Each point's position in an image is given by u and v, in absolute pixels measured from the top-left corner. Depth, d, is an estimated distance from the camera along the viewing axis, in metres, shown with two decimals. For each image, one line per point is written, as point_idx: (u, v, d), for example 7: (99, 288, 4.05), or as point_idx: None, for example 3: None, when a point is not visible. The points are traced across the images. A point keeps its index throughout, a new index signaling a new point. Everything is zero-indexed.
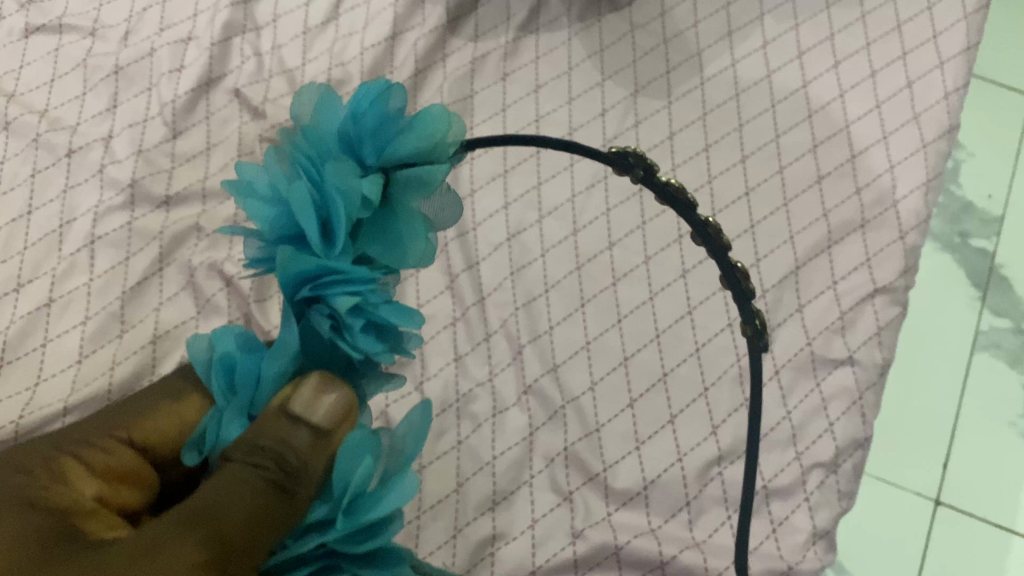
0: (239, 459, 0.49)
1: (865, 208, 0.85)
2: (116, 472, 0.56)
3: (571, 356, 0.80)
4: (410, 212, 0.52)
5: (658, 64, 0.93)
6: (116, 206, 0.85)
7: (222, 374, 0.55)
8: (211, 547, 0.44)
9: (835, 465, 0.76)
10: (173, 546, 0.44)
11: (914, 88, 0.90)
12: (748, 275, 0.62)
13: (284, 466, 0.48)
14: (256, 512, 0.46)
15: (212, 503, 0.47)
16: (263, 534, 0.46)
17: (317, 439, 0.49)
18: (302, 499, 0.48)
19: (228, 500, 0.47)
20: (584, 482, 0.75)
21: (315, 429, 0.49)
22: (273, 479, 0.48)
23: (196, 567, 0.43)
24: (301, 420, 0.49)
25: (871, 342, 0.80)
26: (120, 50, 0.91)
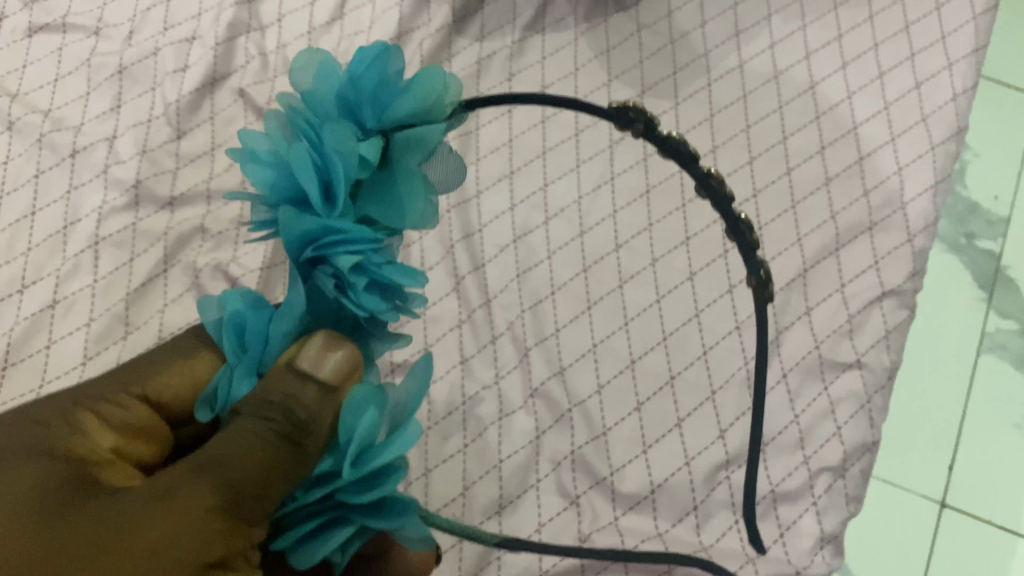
0: (249, 413, 0.49)
1: (873, 210, 0.85)
2: (134, 426, 0.56)
3: (578, 359, 0.80)
4: (410, 173, 0.51)
5: (665, 64, 0.93)
6: (120, 207, 0.84)
7: (232, 334, 0.53)
8: (223, 493, 0.46)
9: (844, 470, 0.76)
10: (187, 491, 0.46)
11: (922, 89, 0.89)
12: (752, 227, 0.64)
13: (292, 419, 0.48)
14: (263, 467, 0.47)
15: (222, 455, 0.47)
16: (273, 484, 0.47)
17: (325, 395, 0.49)
18: (311, 452, 0.48)
19: (237, 453, 0.47)
20: (591, 486, 0.75)
21: (323, 386, 0.49)
22: (281, 433, 0.48)
23: (210, 511, 0.46)
24: (309, 376, 0.48)
25: (880, 345, 0.80)
26: (124, 49, 0.91)
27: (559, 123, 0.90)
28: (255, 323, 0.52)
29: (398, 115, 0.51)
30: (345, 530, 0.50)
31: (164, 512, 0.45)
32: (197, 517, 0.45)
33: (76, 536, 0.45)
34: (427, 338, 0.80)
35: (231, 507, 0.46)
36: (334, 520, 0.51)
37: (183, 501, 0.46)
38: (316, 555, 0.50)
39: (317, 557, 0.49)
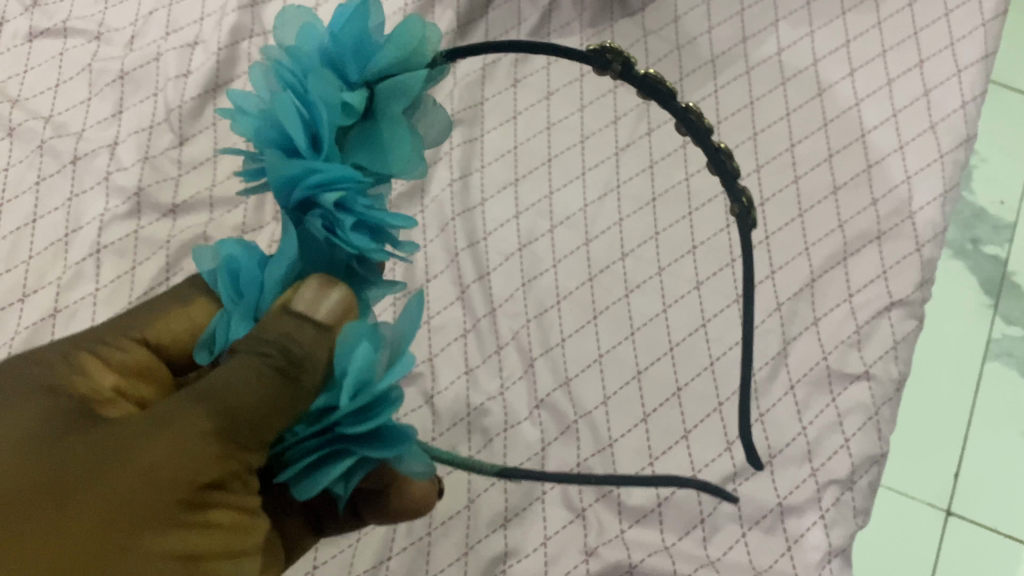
0: (245, 351, 0.49)
1: (882, 218, 0.84)
2: (133, 366, 0.57)
3: (584, 369, 0.79)
4: (393, 120, 0.54)
5: (672, 70, 0.92)
6: (122, 214, 0.84)
7: (227, 279, 0.54)
8: (220, 420, 0.47)
9: (851, 482, 0.75)
10: (184, 416, 0.47)
11: (931, 96, 0.89)
12: (731, 156, 0.67)
13: (289, 356, 0.49)
14: (264, 402, 0.48)
15: (220, 388, 0.48)
16: (273, 417, 0.48)
17: (321, 333, 0.50)
18: (307, 389, 0.49)
19: (236, 385, 0.48)
20: (597, 498, 0.75)
21: (319, 325, 0.50)
22: (278, 367, 0.48)
23: (207, 434, 0.47)
24: (306, 317, 0.50)
25: (887, 356, 0.79)
26: (126, 54, 0.90)
27: (564, 129, 0.89)
28: (248, 263, 0.53)
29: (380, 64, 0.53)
30: (343, 462, 0.49)
31: (161, 439, 0.46)
32: (195, 440, 0.46)
33: (75, 468, 0.45)
34: (432, 346, 0.80)
35: (229, 434, 0.47)
36: (332, 454, 0.50)
37: (179, 430, 0.47)
38: (315, 487, 0.49)
39: (318, 487, 0.49)
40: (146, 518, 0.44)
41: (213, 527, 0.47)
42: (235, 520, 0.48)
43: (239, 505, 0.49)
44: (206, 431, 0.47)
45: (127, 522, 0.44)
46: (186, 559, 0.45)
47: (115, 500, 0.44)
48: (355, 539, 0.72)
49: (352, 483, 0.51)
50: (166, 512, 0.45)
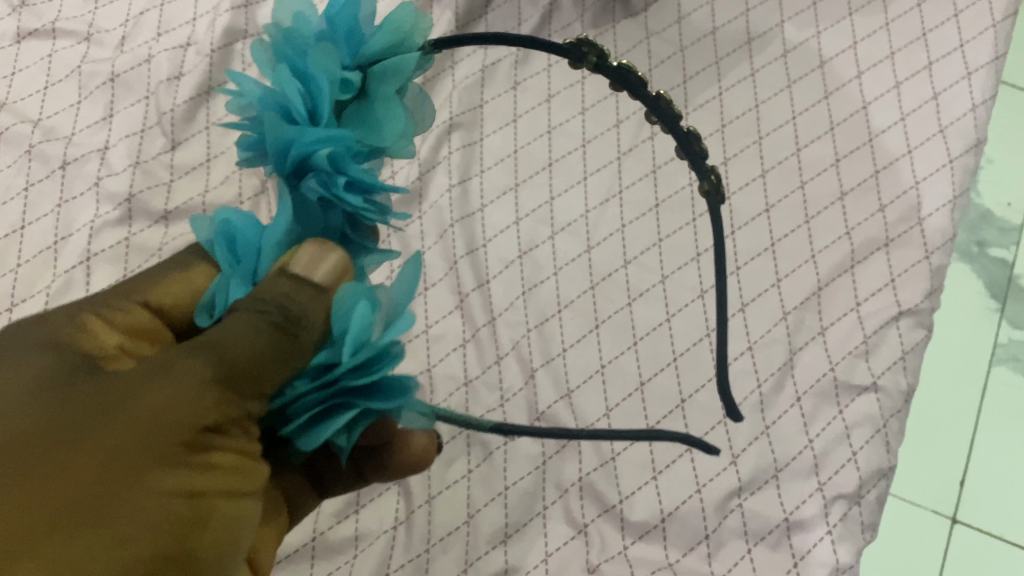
0: (245, 309, 0.47)
1: (890, 225, 0.82)
2: (138, 330, 0.54)
3: (586, 380, 0.78)
4: (387, 99, 0.53)
5: (675, 72, 0.90)
6: (113, 221, 0.82)
7: (223, 243, 0.54)
8: (213, 366, 0.44)
9: (859, 497, 0.74)
10: (185, 364, 0.44)
11: (940, 100, 0.87)
12: (700, 138, 0.66)
13: (287, 312, 0.47)
14: (259, 353, 0.45)
15: (215, 342, 0.46)
16: (271, 369, 0.46)
17: (317, 293, 0.49)
18: (304, 345, 0.47)
19: (236, 337, 0.45)
20: (599, 514, 0.73)
21: (317, 286, 0.49)
22: (277, 323, 0.46)
23: (208, 381, 0.44)
24: (302, 279, 0.49)
25: (896, 367, 0.77)
26: (116, 56, 0.88)
27: (565, 134, 0.88)
28: (250, 230, 0.53)
29: (373, 47, 0.53)
30: (345, 415, 0.47)
31: (162, 385, 0.43)
32: (197, 386, 0.44)
33: (62, 417, 0.42)
34: (432, 355, 0.78)
35: (227, 382, 0.45)
36: (334, 407, 0.48)
37: (173, 376, 0.44)
38: (317, 440, 0.47)
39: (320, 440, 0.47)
40: (142, 461, 0.41)
41: (213, 471, 0.43)
42: (236, 464, 0.45)
43: (240, 450, 0.46)
44: (199, 376, 0.44)
45: (121, 466, 0.40)
46: (186, 501, 0.42)
47: (107, 445, 0.41)
48: (352, 557, 0.71)
49: (355, 434, 0.49)
50: (163, 454, 0.41)
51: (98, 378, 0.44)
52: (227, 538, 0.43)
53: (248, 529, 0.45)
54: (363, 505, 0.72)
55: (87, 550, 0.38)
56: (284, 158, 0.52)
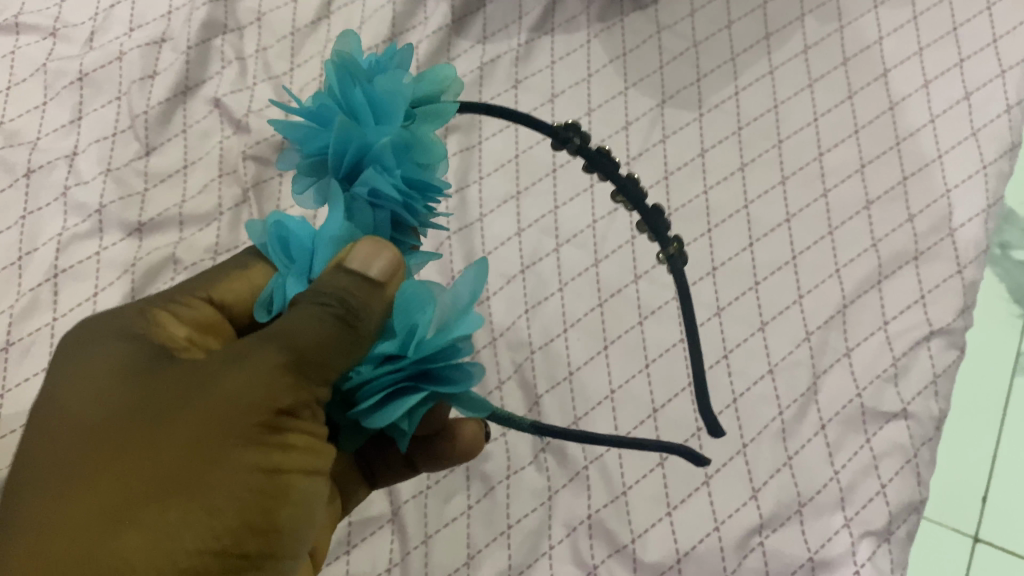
0: (305, 301, 0.44)
1: (919, 237, 0.77)
2: (203, 322, 0.54)
3: (595, 407, 0.72)
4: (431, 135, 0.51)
5: (688, 70, 0.84)
6: (83, 234, 0.75)
7: (276, 245, 0.50)
8: (282, 348, 0.43)
9: (888, 533, 0.69)
10: (254, 352, 0.43)
11: (972, 100, 0.81)
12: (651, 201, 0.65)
13: (347, 305, 0.43)
14: (323, 341, 0.43)
15: (283, 325, 0.43)
16: (339, 359, 0.44)
17: (373, 291, 0.44)
18: (365, 335, 0.44)
19: (297, 326, 0.43)
20: (610, 554, 0.68)
21: (369, 281, 0.44)
22: (337, 317, 0.43)
23: (276, 368, 0.43)
24: (356, 273, 0.44)
25: (927, 392, 0.72)
26: (85, 53, 0.81)
27: None
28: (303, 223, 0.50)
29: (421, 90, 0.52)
30: (412, 396, 0.43)
31: (232, 372, 0.43)
32: (266, 374, 0.43)
33: (146, 403, 0.43)
34: None
35: (300, 367, 0.43)
36: (397, 391, 0.44)
37: (247, 361, 0.43)
38: (380, 422, 0.43)
39: (385, 420, 0.42)
40: (223, 442, 0.41)
41: (290, 449, 0.43)
42: (313, 441, 0.45)
43: (314, 430, 0.45)
44: (271, 359, 0.43)
45: (202, 448, 0.41)
46: (265, 477, 0.42)
47: (187, 428, 0.41)
48: None
49: (415, 419, 0.44)
50: (239, 436, 0.42)
51: (179, 366, 0.45)
52: (304, 513, 0.44)
53: (322, 499, 0.46)
54: (354, 545, 0.67)
55: (183, 522, 0.40)
56: (338, 160, 0.49)
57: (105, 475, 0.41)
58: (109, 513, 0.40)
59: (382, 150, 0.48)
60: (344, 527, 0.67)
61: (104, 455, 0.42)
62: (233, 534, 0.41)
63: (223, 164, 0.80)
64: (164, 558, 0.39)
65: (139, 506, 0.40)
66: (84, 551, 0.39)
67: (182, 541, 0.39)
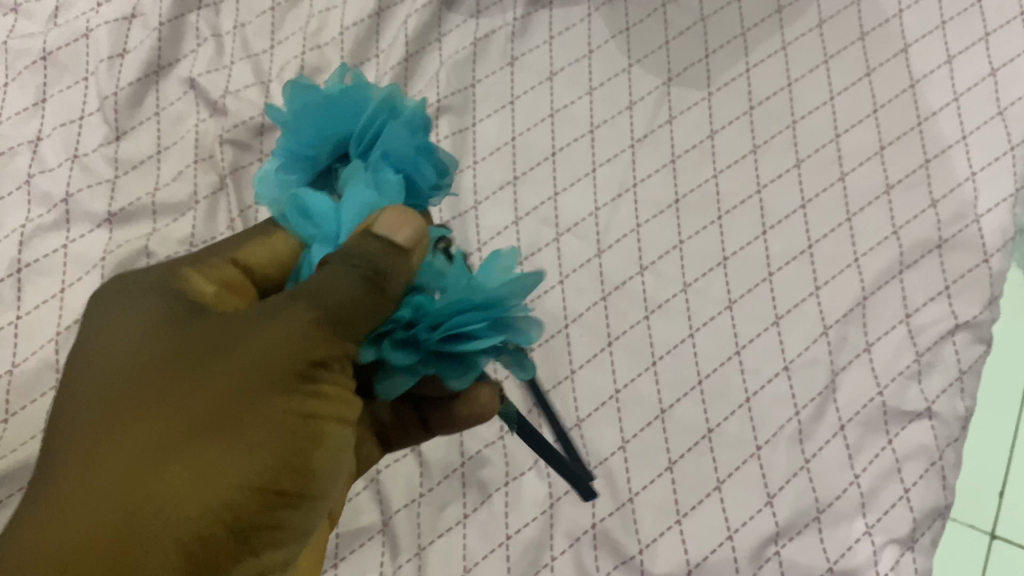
0: (336, 261, 0.40)
1: (943, 224, 0.72)
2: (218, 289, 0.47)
3: (599, 408, 0.67)
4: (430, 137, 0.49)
5: (696, 46, 0.78)
6: (48, 225, 0.70)
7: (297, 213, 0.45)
8: (314, 297, 0.39)
9: (913, 541, 0.64)
10: (283, 304, 0.40)
11: (998, 77, 0.76)
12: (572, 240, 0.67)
13: (372, 266, 0.39)
14: (352, 299, 0.39)
15: (311, 282, 0.40)
16: (366, 321, 0.40)
17: (396, 256, 0.40)
18: (394, 296, 0.40)
19: (326, 283, 0.39)
20: (616, 566, 0.63)
21: (393, 246, 0.40)
22: (364, 275, 0.39)
23: (306, 322, 0.39)
24: (374, 237, 0.40)
25: (952, 389, 0.68)
26: (48, 30, 0.75)
27: (570, 119, 0.77)
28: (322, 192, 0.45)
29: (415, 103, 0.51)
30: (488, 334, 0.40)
31: (260, 323, 0.39)
32: (297, 324, 0.39)
33: (171, 352, 0.39)
34: None
35: (330, 324, 0.39)
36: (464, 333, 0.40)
37: (281, 310, 0.39)
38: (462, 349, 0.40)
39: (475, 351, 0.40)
40: (254, 388, 0.38)
41: (324, 403, 0.40)
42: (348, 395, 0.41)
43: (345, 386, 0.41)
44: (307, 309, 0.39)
45: (235, 392, 0.37)
46: (302, 423, 0.38)
47: (218, 374, 0.38)
48: None
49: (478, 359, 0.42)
50: (273, 382, 0.38)
51: (202, 319, 0.41)
52: (338, 469, 0.40)
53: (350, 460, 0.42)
54: (342, 558, 0.63)
55: (217, 465, 0.36)
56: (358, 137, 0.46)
57: (129, 418, 0.37)
58: (139, 455, 0.36)
59: (412, 116, 0.46)
60: (331, 538, 0.63)
61: (125, 403, 0.38)
62: (271, 476, 0.37)
63: (199, 150, 0.74)
64: (203, 498, 0.35)
65: (170, 448, 0.36)
66: (103, 496, 0.35)
67: (219, 481, 0.36)
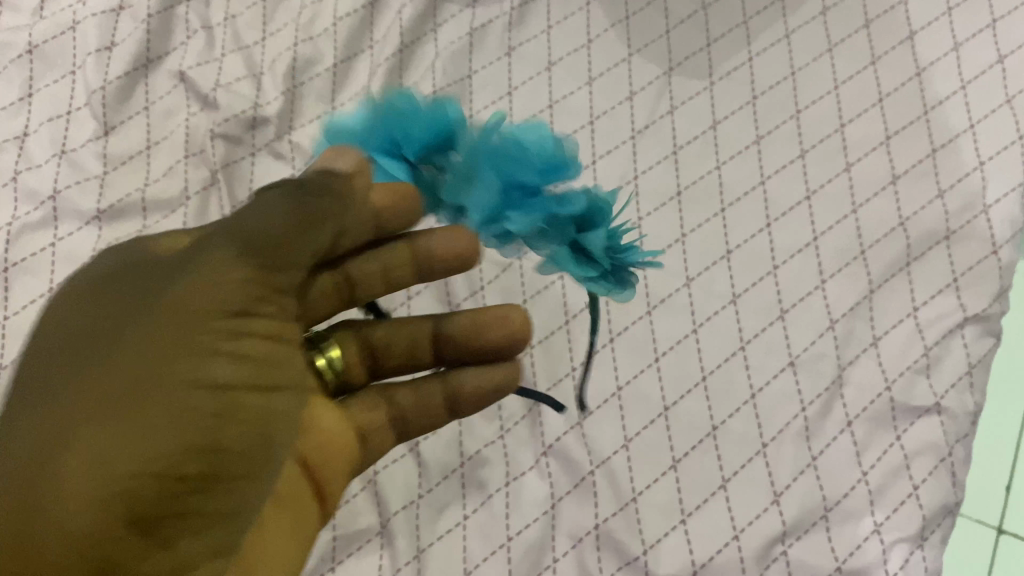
0: (278, 190, 0.44)
1: (950, 215, 0.70)
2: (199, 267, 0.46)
3: (601, 405, 0.66)
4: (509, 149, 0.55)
5: (697, 35, 0.77)
6: (35, 223, 0.68)
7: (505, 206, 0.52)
8: (240, 239, 0.42)
9: (923, 540, 0.63)
10: (206, 276, 0.41)
11: (1006, 65, 0.74)
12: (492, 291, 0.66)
13: (321, 190, 0.44)
14: (281, 231, 0.43)
15: (239, 223, 0.43)
16: (301, 246, 0.43)
17: (351, 183, 0.45)
18: (336, 218, 0.45)
19: (257, 217, 0.43)
20: (619, 567, 0.62)
21: (342, 176, 0.45)
22: (297, 199, 0.43)
23: (243, 269, 0.42)
24: (331, 171, 0.45)
25: (961, 384, 0.66)
26: (34, 23, 0.74)
27: (569, 110, 0.75)
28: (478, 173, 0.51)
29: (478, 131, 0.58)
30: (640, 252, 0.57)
31: (178, 303, 0.40)
32: (221, 295, 0.41)
33: (86, 335, 0.39)
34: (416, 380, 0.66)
35: (264, 266, 0.43)
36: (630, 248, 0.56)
37: (201, 268, 0.41)
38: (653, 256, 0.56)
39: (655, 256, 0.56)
40: (172, 353, 0.39)
41: (246, 359, 0.42)
42: (266, 360, 0.43)
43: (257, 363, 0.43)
44: (233, 258, 0.42)
45: (152, 358, 0.39)
46: (211, 400, 0.40)
47: (129, 356, 0.39)
48: None
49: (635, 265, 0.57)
50: (183, 362, 0.39)
51: (121, 297, 0.41)
52: (254, 442, 0.41)
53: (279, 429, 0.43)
54: (340, 562, 0.61)
55: (119, 444, 0.36)
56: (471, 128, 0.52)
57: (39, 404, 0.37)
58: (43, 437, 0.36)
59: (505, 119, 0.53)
60: (328, 541, 0.61)
61: (38, 389, 0.38)
62: (174, 456, 0.37)
63: (189, 145, 0.72)
64: (102, 474, 0.35)
65: (73, 429, 0.36)
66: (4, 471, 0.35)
67: (120, 462, 0.36)
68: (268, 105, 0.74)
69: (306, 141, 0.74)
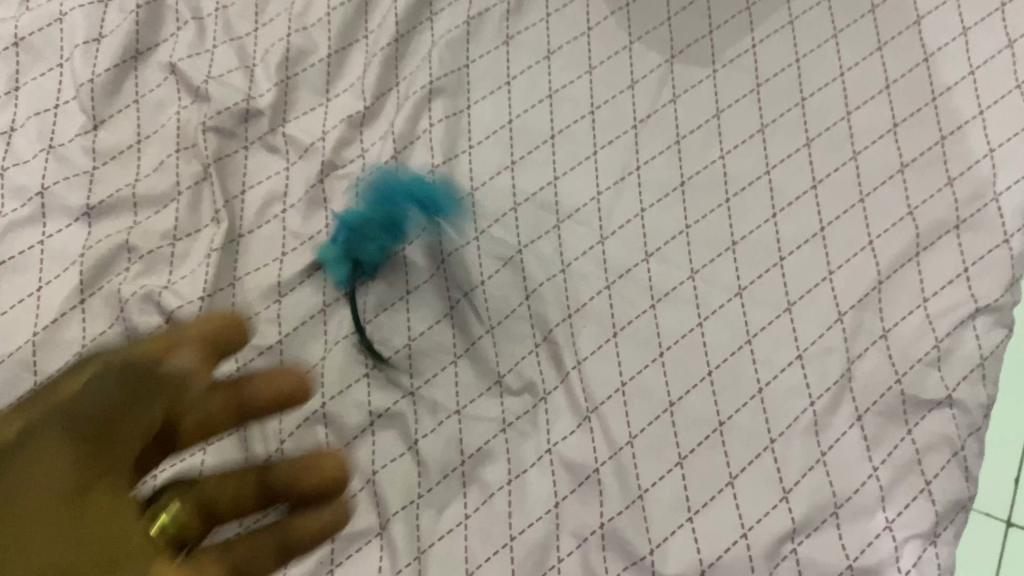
0: (109, 364, 0.49)
1: (960, 204, 0.69)
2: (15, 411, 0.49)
3: (606, 400, 0.64)
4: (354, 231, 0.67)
5: (699, 22, 0.75)
6: (23, 220, 0.66)
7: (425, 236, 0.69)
8: (68, 422, 0.47)
9: (935, 536, 0.61)
10: (48, 445, 0.46)
11: (1016, 49, 0.72)
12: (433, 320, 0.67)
13: (158, 372, 0.48)
14: (118, 404, 0.48)
15: (74, 397, 0.48)
16: (132, 418, 0.48)
17: (201, 362, 0.50)
18: (165, 388, 0.48)
19: (86, 394, 0.47)
20: (625, 567, 0.60)
21: (187, 365, 0.49)
22: (139, 369, 0.48)
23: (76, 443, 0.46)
24: (179, 347, 0.50)
25: (973, 376, 0.64)
26: (20, 15, 0.72)
27: (570, 100, 0.74)
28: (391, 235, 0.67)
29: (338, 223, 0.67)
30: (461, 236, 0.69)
31: (29, 473, 0.45)
32: (56, 469, 0.46)
33: None
34: (417, 377, 0.65)
35: (96, 441, 0.47)
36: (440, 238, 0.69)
37: (31, 448, 0.46)
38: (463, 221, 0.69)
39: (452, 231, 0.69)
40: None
41: (83, 529, 0.45)
42: (104, 531, 0.45)
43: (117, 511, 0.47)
44: (60, 437, 0.46)
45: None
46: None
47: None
48: None
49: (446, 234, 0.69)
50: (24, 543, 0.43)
51: None
52: None
53: None
54: (339, 564, 0.60)
55: None
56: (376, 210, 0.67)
57: None
58: None
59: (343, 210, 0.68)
60: (327, 543, 0.60)
61: None
62: None
63: (181, 139, 0.70)
64: None
65: None
66: None
67: None
68: (261, 96, 0.72)
69: (301, 133, 0.72)
